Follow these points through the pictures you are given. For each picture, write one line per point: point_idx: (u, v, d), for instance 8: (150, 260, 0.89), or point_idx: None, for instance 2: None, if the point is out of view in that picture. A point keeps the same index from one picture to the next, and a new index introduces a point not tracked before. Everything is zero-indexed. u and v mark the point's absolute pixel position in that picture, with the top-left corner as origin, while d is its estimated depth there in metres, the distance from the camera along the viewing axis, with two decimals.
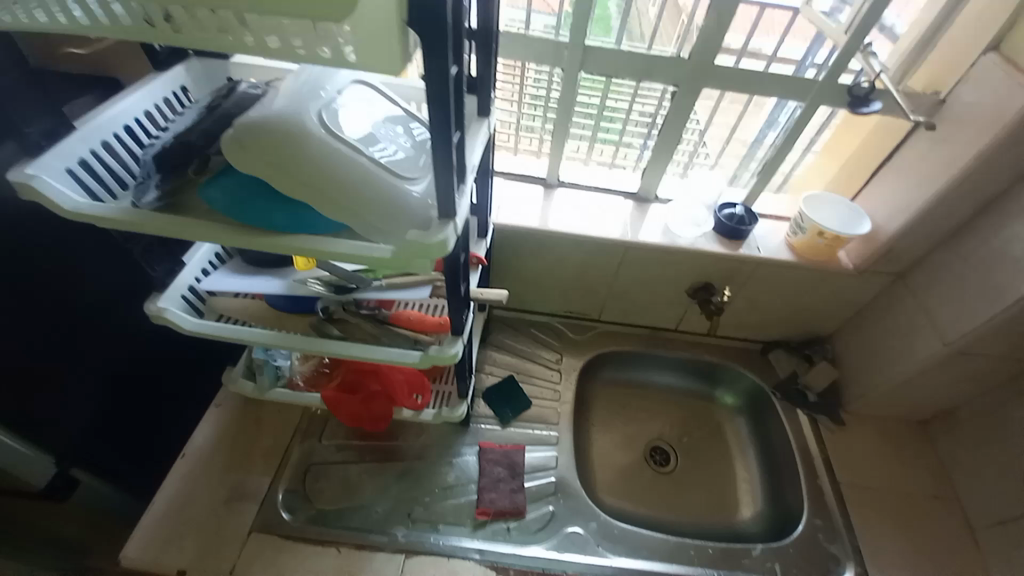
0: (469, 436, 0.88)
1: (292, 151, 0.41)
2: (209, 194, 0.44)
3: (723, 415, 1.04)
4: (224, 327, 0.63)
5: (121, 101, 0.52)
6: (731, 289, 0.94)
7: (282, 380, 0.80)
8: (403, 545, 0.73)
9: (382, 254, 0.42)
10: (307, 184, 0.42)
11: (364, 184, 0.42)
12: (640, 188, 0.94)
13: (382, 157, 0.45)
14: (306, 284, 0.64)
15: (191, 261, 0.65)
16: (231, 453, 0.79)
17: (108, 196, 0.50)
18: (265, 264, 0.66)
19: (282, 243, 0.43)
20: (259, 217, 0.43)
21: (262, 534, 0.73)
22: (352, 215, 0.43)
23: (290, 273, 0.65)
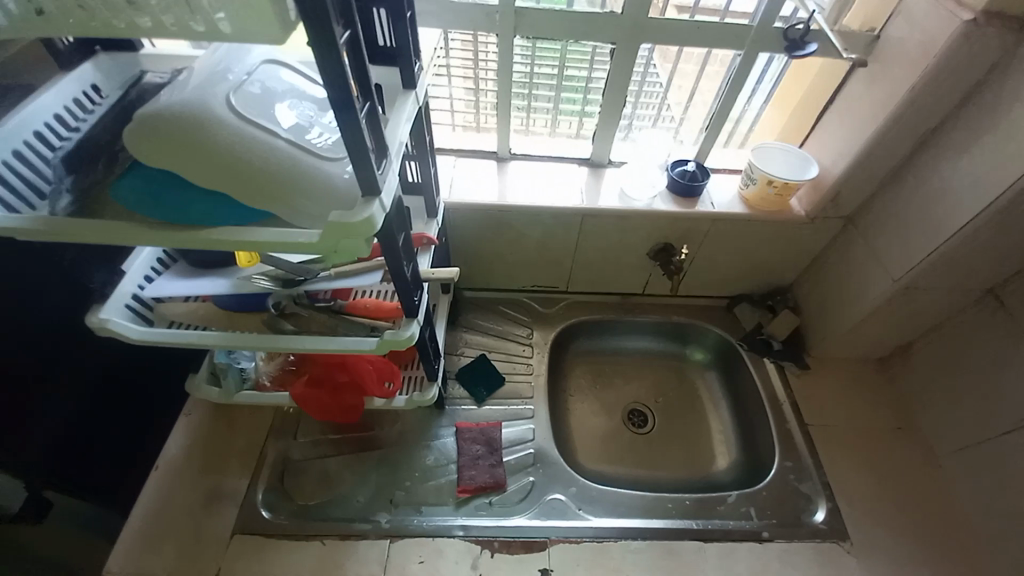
0: (446, 418, 0.88)
1: (203, 140, 0.42)
2: (122, 195, 0.43)
3: (694, 372, 1.07)
4: (173, 333, 0.62)
5: (24, 108, 0.49)
6: (690, 248, 0.95)
7: (248, 381, 0.80)
8: (387, 529, 0.74)
9: (311, 238, 0.42)
10: (224, 173, 0.42)
11: (284, 170, 0.43)
12: (592, 154, 0.94)
13: (300, 136, 0.45)
14: (252, 280, 0.62)
15: (132, 269, 0.63)
16: (203, 461, 0.78)
17: (27, 207, 0.47)
18: (209, 265, 0.65)
19: (205, 239, 0.43)
20: (180, 213, 0.43)
21: (243, 535, 0.72)
22: (276, 202, 0.43)
23: (235, 272, 0.64)
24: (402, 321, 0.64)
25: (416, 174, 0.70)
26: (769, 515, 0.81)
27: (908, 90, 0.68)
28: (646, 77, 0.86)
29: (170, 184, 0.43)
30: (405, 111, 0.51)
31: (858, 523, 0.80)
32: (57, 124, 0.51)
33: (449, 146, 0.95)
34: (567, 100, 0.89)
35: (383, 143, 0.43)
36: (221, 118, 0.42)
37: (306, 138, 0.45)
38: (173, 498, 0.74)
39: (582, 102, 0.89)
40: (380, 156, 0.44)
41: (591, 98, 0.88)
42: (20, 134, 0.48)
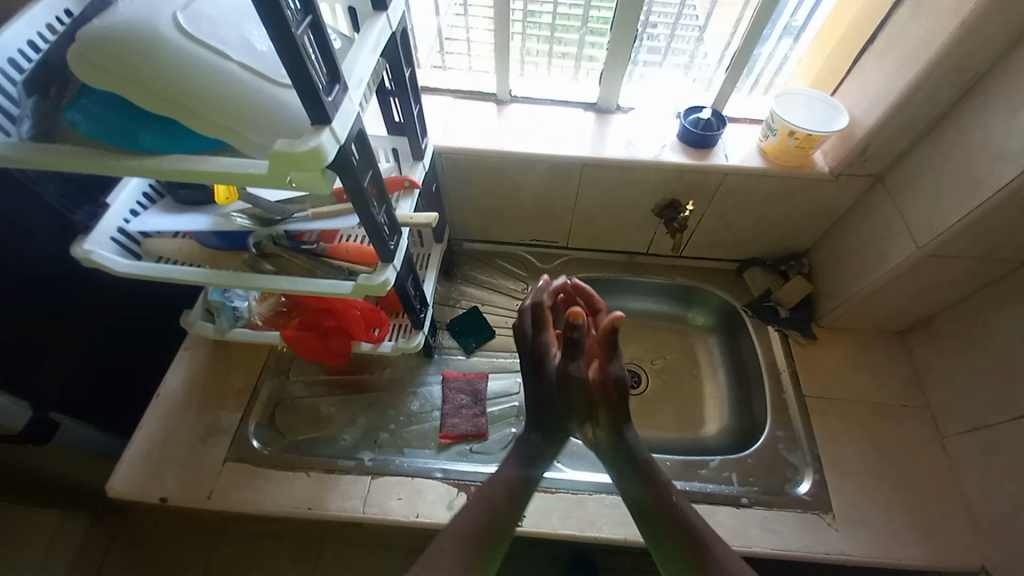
0: (434, 366, 0.89)
1: (143, 61, 0.39)
2: (68, 116, 0.42)
3: (695, 336, 1.03)
4: (156, 267, 0.62)
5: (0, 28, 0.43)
6: (696, 205, 0.89)
7: (241, 320, 0.82)
8: (370, 467, 0.76)
9: (257, 169, 0.41)
10: (168, 97, 0.40)
11: (229, 95, 0.41)
12: (599, 99, 0.88)
13: (252, 59, 0.42)
14: (230, 218, 0.62)
15: (116, 203, 0.63)
16: (199, 393, 0.81)
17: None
18: (194, 203, 0.65)
19: (150, 166, 0.41)
20: (127, 141, 0.42)
21: (236, 463, 0.76)
22: (223, 130, 0.42)
23: (216, 209, 0.64)
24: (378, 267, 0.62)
25: (400, 113, 0.66)
26: (751, 483, 0.80)
27: (956, 28, 0.59)
28: (683, 15, 0.78)
29: (120, 111, 0.42)
30: (372, 37, 0.47)
31: (846, 497, 0.77)
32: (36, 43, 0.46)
33: (449, 85, 0.89)
34: (586, 40, 0.82)
35: (334, 69, 0.40)
36: (160, 34, 0.39)
37: (257, 59, 0.43)
38: (171, 425, 0.78)
39: None
40: (333, 84, 0.40)
41: None
42: (4, 50, 0.43)
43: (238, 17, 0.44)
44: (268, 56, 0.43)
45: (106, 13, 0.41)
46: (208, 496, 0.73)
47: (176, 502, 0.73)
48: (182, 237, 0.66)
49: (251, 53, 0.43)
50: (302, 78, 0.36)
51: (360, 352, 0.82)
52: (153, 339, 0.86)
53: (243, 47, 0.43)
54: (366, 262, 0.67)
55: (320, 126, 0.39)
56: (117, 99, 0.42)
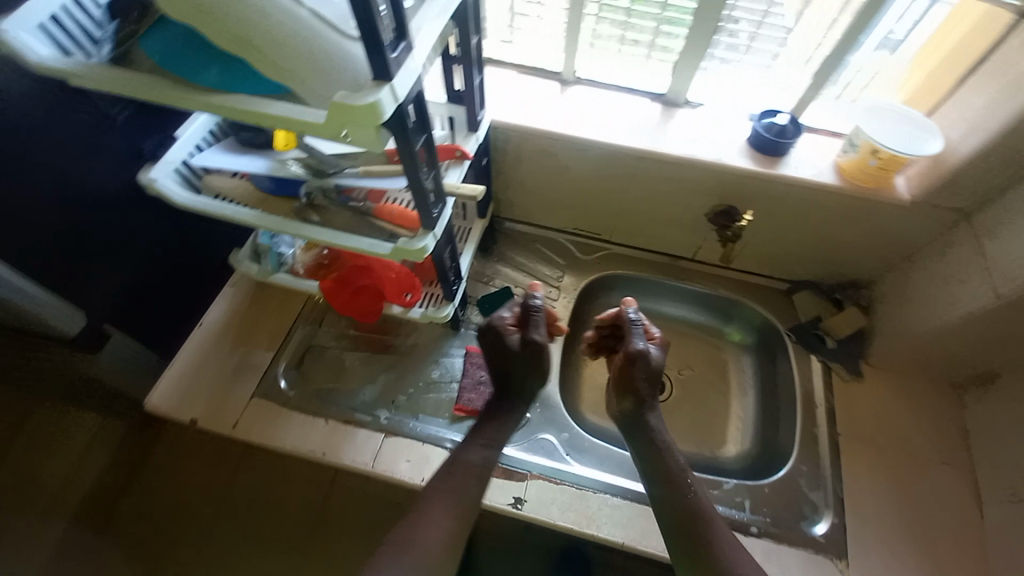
0: (459, 339, 0.89)
1: None
2: (146, 45, 0.43)
3: (729, 352, 0.99)
4: (212, 203, 0.65)
5: None
6: (753, 215, 0.84)
7: (284, 265, 0.84)
8: (384, 426, 0.78)
9: (315, 119, 0.41)
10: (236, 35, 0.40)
11: (296, 39, 0.41)
12: (668, 90, 0.83)
13: (320, 6, 0.42)
14: (285, 164, 0.63)
15: (184, 137, 0.66)
16: (237, 329, 0.86)
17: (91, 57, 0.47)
18: (254, 146, 0.67)
19: (214, 102, 0.42)
20: (193, 74, 0.42)
21: (262, 400, 0.80)
22: (285, 76, 0.42)
23: (273, 154, 0.66)
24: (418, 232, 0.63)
25: (461, 85, 0.65)
26: (763, 513, 0.77)
27: None
28: (771, 12, 0.71)
29: (192, 43, 0.42)
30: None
31: (864, 547, 0.73)
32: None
33: (515, 59, 0.87)
34: (658, 28, 0.77)
35: (402, 27, 0.39)
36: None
37: (326, 8, 0.43)
38: (207, 353, 0.83)
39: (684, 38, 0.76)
40: (399, 41, 0.40)
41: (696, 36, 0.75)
42: None
43: None
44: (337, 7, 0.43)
45: None
46: (233, 425, 0.77)
47: (204, 425, 0.77)
48: (240, 178, 0.68)
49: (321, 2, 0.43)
50: (369, 29, 0.36)
51: (390, 314, 0.84)
52: (202, 270, 0.91)
53: None
54: (409, 227, 0.67)
55: (380, 82, 0.39)
56: (190, 31, 0.42)
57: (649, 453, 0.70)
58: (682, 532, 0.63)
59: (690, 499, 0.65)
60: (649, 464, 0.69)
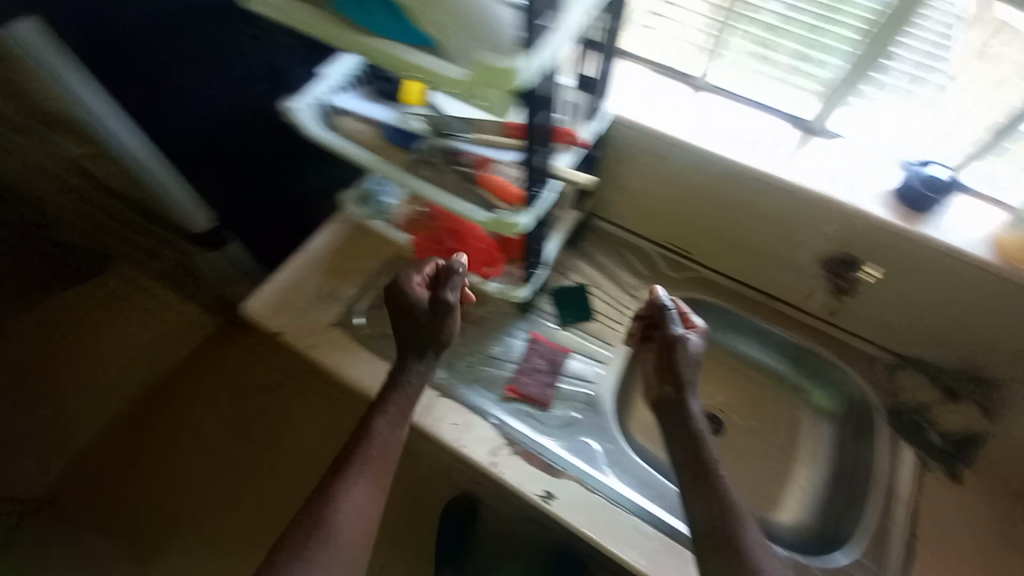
0: (525, 323, 0.90)
1: None
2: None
3: (805, 413, 0.90)
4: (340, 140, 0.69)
5: None
6: (883, 272, 0.75)
7: (384, 214, 0.90)
8: (439, 385, 0.82)
9: (456, 76, 0.42)
10: None
11: None
12: (810, 115, 0.76)
13: None
14: (410, 119, 0.69)
15: (330, 77, 0.72)
16: (332, 261, 0.93)
17: None
18: (385, 97, 0.73)
19: (374, 49, 0.44)
20: (352, 10, 0.44)
21: (338, 330, 0.86)
22: (439, 32, 0.42)
23: (402, 108, 0.71)
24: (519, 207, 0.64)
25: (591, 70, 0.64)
26: None
27: None
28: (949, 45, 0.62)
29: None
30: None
31: None
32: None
33: (645, 54, 0.84)
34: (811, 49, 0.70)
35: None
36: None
37: None
38: (301, 278, 0.90)
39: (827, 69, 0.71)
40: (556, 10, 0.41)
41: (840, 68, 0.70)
42: None
43: None
44: None
45: None
46: (310, 346, 0.84)
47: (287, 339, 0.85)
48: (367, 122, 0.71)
49: None
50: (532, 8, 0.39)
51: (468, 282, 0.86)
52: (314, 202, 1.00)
53: None
54: (509, 201, 0.66)
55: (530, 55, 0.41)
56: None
57: (688, 448, 0.64)
58: (712, 541, 0.58)
59: (726, 504, 0.59)
60: (683, 462, 0.64)
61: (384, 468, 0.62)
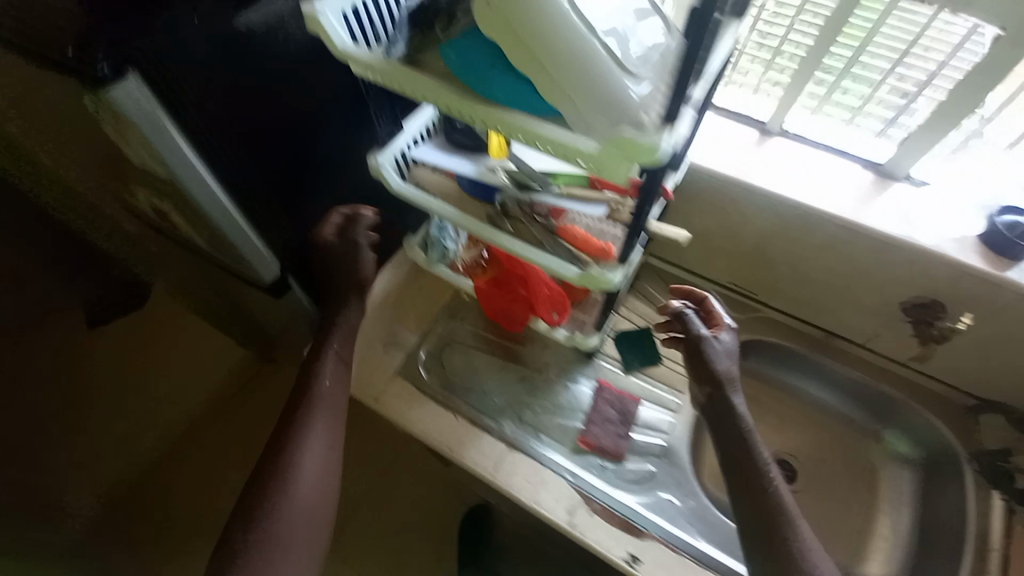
0: (590, 369, 0.87)
1: (528, 16, 0.41)
2: (444, 52, 0.46)
3: (881, 458, 0.88)
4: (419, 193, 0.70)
5: None
6: (972, 319, 0.73)
7: (445, 258, 0.89)
8: (509, 438, 0.79)
9: (586, 148, 0.42)
10: (534, 56, 0.42)
11: (587, 66, 0.41)
12: (887, 160, 0.75)
13: (613, 37, 0.43)
14: (494, 172, 0.68)
15: (407, 129, 0.73)
16: (391, 305, 0.91)
17: (363, 43, 0.55)
18: (464, 147, 0.72)
19: (498, 116, 0.45)
20: (480, 83, 0.45)
21: (402, 380, 0.84)
22: (563, 97, 0.43)
23: (483, 159, 0.70)
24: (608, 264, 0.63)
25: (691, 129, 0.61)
26: None
27: None
28: None
29: (489, 51, 0.45)
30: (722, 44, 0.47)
31: None
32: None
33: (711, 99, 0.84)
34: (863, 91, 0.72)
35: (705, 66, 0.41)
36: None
37: (617, 41, 0.43)
38: (361, 325, 0.88)
39: (864, 98, 0.73)
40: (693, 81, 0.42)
41: (878, 99, 0.72)
42: None
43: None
44: (626, 41, 0.43)
45: None
46: (375, 398, 0.82)
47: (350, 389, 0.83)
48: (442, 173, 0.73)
49: (614, 33, 0.43)
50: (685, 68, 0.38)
51: (534, 327, 0.85)
52: None
53: (610, 27, 0.43)
54: (590, 253, 0.66)
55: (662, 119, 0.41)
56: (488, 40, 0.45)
57: (737, 446, 0.66)
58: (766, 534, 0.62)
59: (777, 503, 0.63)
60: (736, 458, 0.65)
61: (335, 404, 0.71)
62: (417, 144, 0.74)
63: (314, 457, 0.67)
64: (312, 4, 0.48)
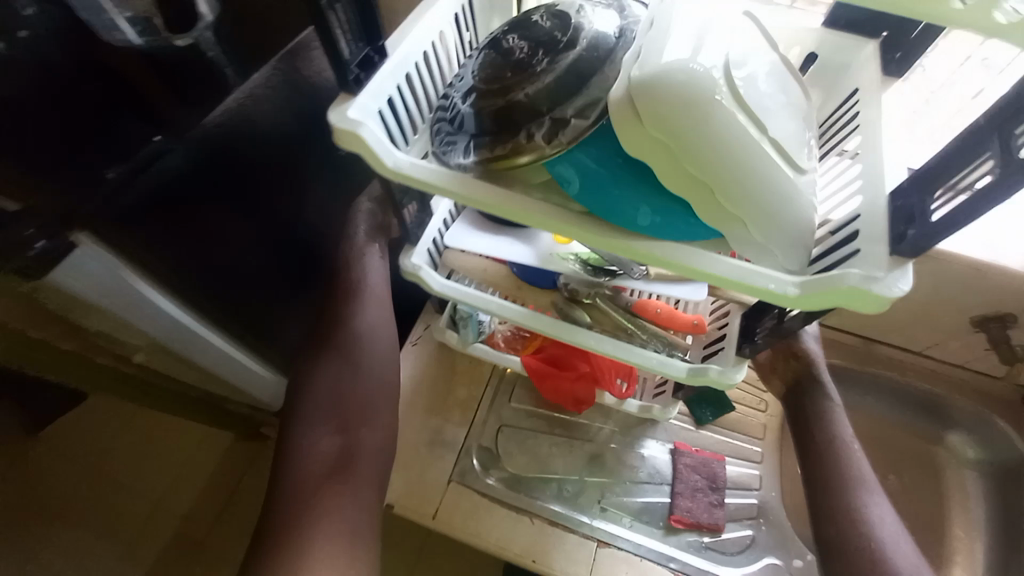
0: (661, 431, 0.80)
1: (693, 134, 0.34)
2: (562, 171, 0.40)
3: (946, 461, 0.87)
4: (469, 293, 0.57)
5: (414, 31, 0.42)
6: None
7: (482, 334, 0.75)
8: (596, 533, 0.70)
9: (784, 289, 0.34)
10: (697, 176, 0.35)
11: (762, 183, 0.35)
12: None
13: (775, 137, 0.36)
14: (563, 260, 0.55)
15: (436, 212, 0.60)
16: (427, 395, 0.79)
17: (400, 141, 0.44)
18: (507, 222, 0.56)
19: (643, 251, 0.37)
20: (618, 208, 0.38)
21: (460, 486, 0.73)
22: (728, 218, 0.36)
23: (539, 240, 0.55)
24: (723, 359, 0.54)
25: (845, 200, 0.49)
26: None
27: None
28: None
29: (614, 168, 0.39)
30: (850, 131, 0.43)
31: None
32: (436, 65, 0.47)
33: None
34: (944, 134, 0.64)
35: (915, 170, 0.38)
36: (710, 91, 0.34)
37: (780, 141, 0.36)
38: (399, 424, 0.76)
39: None
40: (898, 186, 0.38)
41: None
42: (411, 61, 0.43)
43: (759, 78, 0.37)
44: (787, 139, 0.37)
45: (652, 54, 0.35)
46: (434, 515, 0.71)
47: (402, 511, 0.71)
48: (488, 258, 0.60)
49: (777, 133, 0.36)
50: (903, 219, 0.35)
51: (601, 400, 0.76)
52: None
53: (769, 123, 0.36)
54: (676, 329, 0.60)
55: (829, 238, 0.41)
56: (614, 155, 0.39)
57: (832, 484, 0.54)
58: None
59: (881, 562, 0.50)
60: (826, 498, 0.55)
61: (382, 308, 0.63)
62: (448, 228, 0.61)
63: (368, 332, 0.62)
64: (345, 113, 0.36)
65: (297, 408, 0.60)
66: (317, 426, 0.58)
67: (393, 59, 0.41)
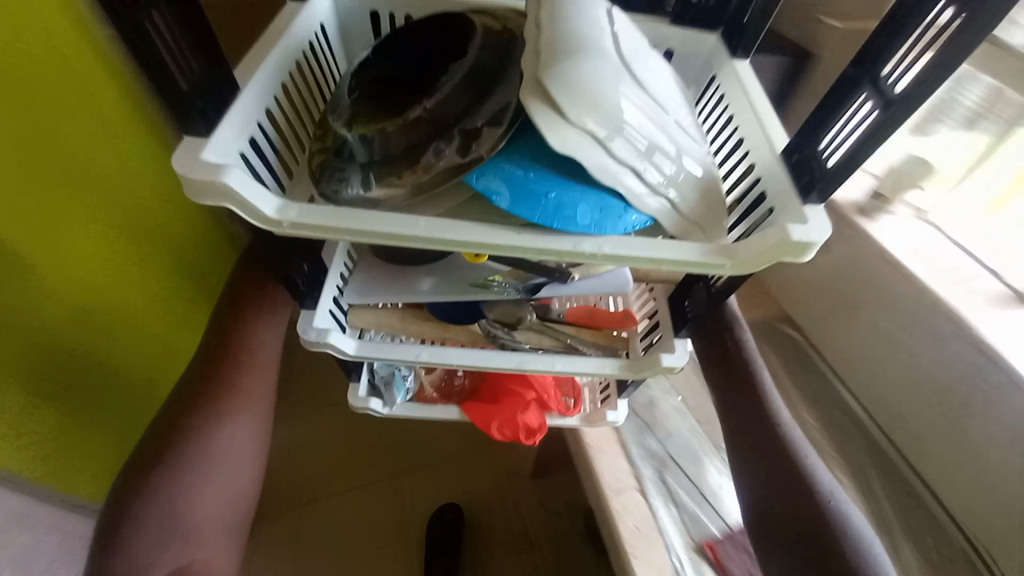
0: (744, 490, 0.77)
1: (593, 123, 0.38)
2: (490, 184, 0.39)
3: None
4: (394, 346, 0.54)
5: (263, 63, 0.41)
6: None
7: (409, 392, 0.67)
8: (643, 486, 0.72)
9: (699, 257, 0.39)
10: (601, 159, 0.39)
11: (650, 164, 0.40)
12: None
13: (658, 126, 0.41)
14: (488, 285, 0.55)
15: (331, 266, 0.55)
16: None
17: (269, 182, 0.42)
18: (405, 259, 0.56)
19: (586, 247, 0.39)
20: (541, 211, 0.39)
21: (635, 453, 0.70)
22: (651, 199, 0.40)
23: (453, 270, 0.56)
24: (664, 342, 0.57)
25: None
26: None
27: None
28: None
29: (534, 172, 0.40)
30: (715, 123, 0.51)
31: None
32: (300, 91, 0.47)
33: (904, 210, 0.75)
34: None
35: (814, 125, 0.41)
36: (583, 107, 0.38)
37: (667, 135, 0.42)
38: None
39: None
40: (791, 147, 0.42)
41: None
42: (267, 96, 0.41)
43: (642, 65, 0.43)
44: (667, 141, 0.42)
45: (542, 45, 0.39)
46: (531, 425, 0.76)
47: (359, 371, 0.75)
48: (392, 305, 0.58)
49: (662, 127, 0.42)
50: (805, 171, 0.41)
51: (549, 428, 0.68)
52: None
53: (659, 109, 0.42)
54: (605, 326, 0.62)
55: (739, 203, 0.46)
56: (527, 160, 0.40)
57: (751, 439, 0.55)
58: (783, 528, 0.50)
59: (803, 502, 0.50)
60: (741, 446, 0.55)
61: (258, 401, 0.50)
62: (347, 278, 0.57)
63: (260, 413, 0.51)
64: (202, 160, 0.33)
65: (123, 537, 0.42)
66: (158, 546, 0.43)
67: (243, 99, 0.38)
